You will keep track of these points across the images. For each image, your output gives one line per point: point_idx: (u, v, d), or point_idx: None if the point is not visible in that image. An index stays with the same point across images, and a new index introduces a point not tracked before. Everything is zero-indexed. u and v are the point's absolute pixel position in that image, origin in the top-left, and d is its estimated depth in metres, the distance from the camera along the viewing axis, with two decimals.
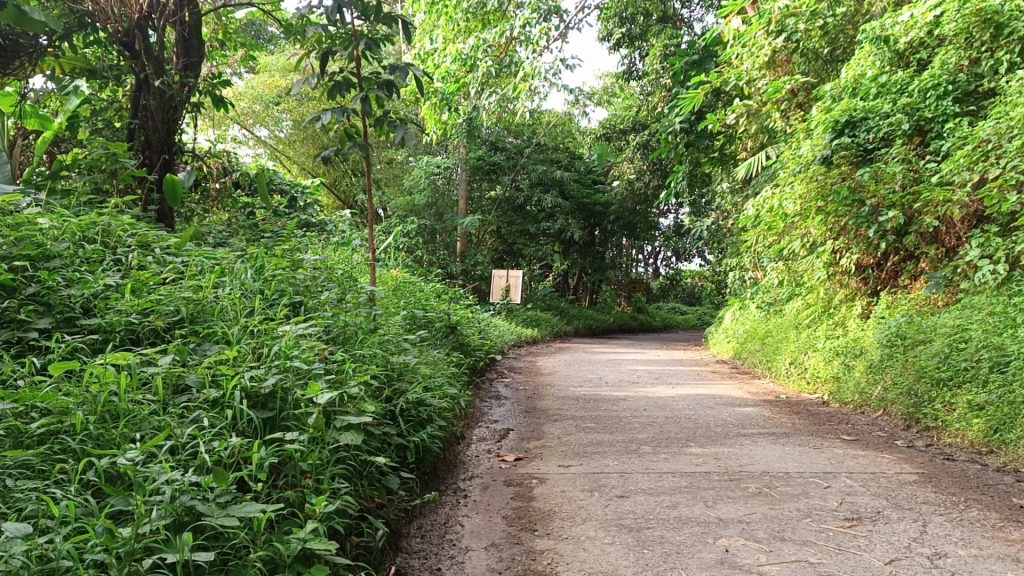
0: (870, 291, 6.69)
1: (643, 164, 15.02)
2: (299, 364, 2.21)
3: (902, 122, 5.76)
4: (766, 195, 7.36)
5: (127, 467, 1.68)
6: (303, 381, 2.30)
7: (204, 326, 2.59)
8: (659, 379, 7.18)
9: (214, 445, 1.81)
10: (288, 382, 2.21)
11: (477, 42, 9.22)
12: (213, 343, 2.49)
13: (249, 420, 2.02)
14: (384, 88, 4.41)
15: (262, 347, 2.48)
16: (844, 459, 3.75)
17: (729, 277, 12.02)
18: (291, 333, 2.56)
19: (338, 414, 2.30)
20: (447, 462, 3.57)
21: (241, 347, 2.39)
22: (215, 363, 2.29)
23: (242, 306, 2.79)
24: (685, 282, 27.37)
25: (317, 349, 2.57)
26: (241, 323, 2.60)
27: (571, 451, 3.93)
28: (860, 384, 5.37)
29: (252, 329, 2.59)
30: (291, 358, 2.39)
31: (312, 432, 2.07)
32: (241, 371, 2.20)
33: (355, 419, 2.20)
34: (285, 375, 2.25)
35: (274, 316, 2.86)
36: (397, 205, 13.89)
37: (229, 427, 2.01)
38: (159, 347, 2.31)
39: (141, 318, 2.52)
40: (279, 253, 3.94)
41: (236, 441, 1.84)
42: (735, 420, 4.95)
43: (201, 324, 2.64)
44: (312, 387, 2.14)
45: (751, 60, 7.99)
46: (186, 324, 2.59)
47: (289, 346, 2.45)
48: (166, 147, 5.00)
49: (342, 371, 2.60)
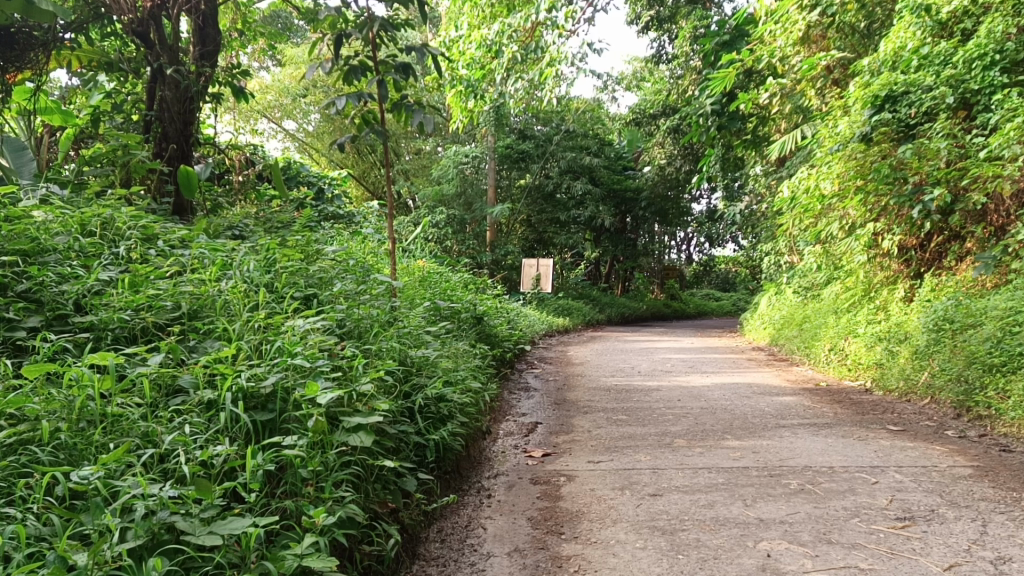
0: (913, 273, 6.42)
1: (673, 148, 14.74)
2: (303, 360, 2.08)
3: (946, 95, 5.48)
4: (801, 175, 7.10)
5: (94, 483, 1.55)
6: (306, 379, 2.16)
7: (206, 321, 2.47)
8: (694, 368, 6.96)
9: (199, 453, 1.68)
10: (290, 382, 2.08)
11: (501, 27, 9.01)
12: (213, 340, 2.37)
13: (242, 425, 1.89)
14: (400, 70, 4.23)
15: (265, 343, 2.34)
16: (892, 451, 3.53)
17: (764, 262, 11.73)
18: (297, 329, 2.41)
19: (345, 415, 2.15)
20: (470, 459, 3.42)
21: (242, 343, 2.25)
22: (212, 362, 2.16)
23: (248, 301, 2.67)
24: (719, 267, 26.99)
25: (326, 345, 2.43)
26: (244, 319, 2.47)
27: (601, 445, 3.76)
28: (905, 371, 5.12)
29: (256, 324, 2.45)
30: (294, 355, 2.24)
31: (313, 437, 1.92)
32: (239, 370, 2.07)
33: (362, 419, 2.06)
34: (286, 374, 2.11)
35: (281, 310, 2.73)
36: (426, 196, 13.74)
37: (223, 433, 1.88)
38: (150, 346, 2.19)
39: (135, 314, 2.40)
40: (297, 244, 3.82)
41: (221, 449, 1.72)
42: (774, 410, 4.73)
43: (202, 319, 2.52)
44: (312, 386, 1.98)
45: (784, 36, 7.70)
46: (185, 320, 2.46)
47: (294, 342, 2.30)
48: (183, 138, 4.87)
49: (352, 367, 2.46)
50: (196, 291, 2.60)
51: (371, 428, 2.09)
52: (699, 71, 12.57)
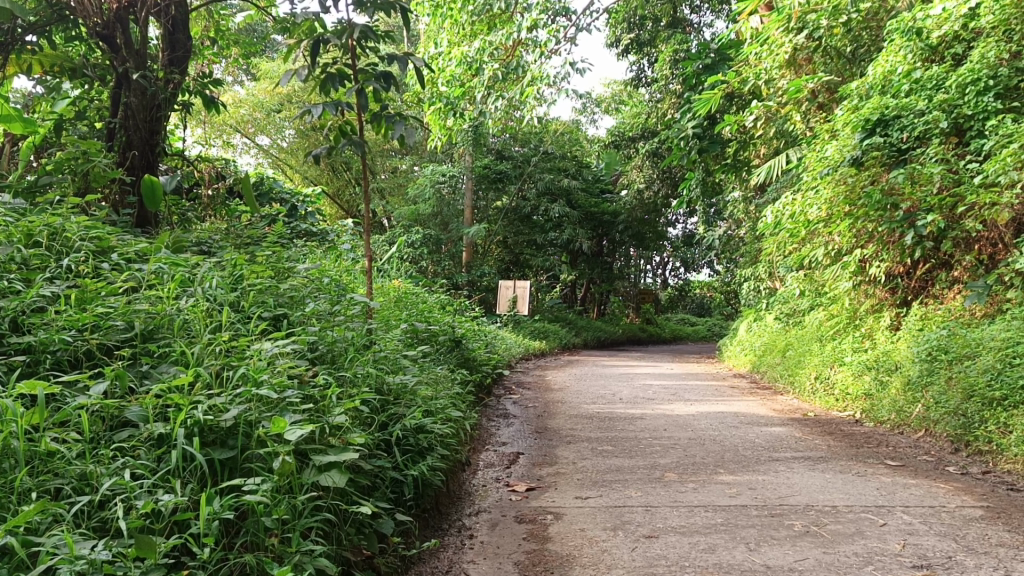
0: (899, 300, 6.32)
1: (652, 172, 14.61)
2: (271, 391, 1.87)
3: (940, 119, 5.36)
4: (785, 200, 6.99)
5: (14, 541, 1.36)
6: (273, 412, 1.94)
7: (161, 342, 2.23)
8: (677, 395, 6.77)
9: (140, 504, 1.49)
10: (253, 415, 1.86)
11: (482, 44, 8.90)
12: (169, 365, 2.13)
13: (196, 464, 1.68)
14: (381, 79, 4.01)
15: (228, 368, 2.11)
16: (896, 489, 3.34)
17: (743, 288, 11.63)
18: (263, 355, 2.18)
19: (316, 451, 1.93)
20: (450, 494, 3.19)
21: (200, 369, 2.02)
22: (166, 391, 1.93)
23: (211, 322, 2.43)
24: (695, 292, 26.98)
25: (296, 372, 2.20)
26: (205, 341, 2.23)
27: (588, 479, 3.55)
28: (896, 402, 4.98)
29: (219, 346, 2.22)
30: (260, 383, 2.01)
31: (278, 479, 1.70)
32: (195, 400, 1.85)
33: (337, 459, 1.84)
34: (250, 406, 1.89)
35: (246, 331, 2.50)
36: (403, 215, 13.53)
37: (174, 473, 1.67)
38: (93, 372, 1.95)
39: (78, 335, 2.16)
40: (269, 262, 3.59)
41: (167, 498, 1.52)
42: (764, 442, 4.55)
43: (158, 340, 2.28)
44: (278, 421, 1.76)
45: (770, 59, 7.60)
46: (138, 342, 2.22)
47: (259, 368, 2.07)
48: (149, 147, 4.62)
49: (324, 397, 2.23)
50: (152, 309, 2.35)
51: (345, 468, 1.87)
52: (679, 95, 12.53)
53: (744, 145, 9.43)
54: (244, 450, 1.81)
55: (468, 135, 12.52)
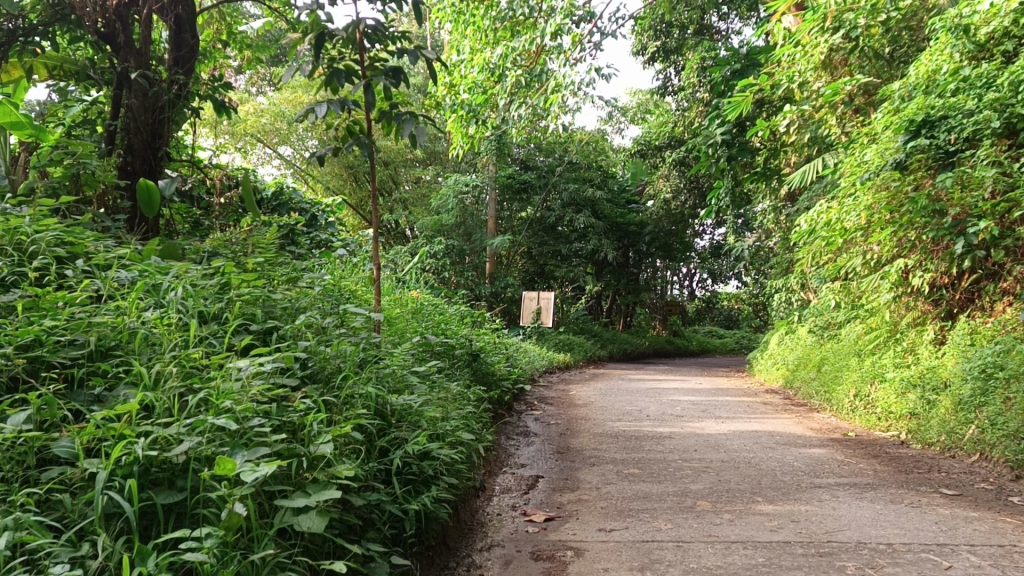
0: (944, 313, 5.97)
1: (680, 181, 14.31)
2: (228, 422, 1.71)
3: (992, 119, 4.97)
4: (820, 207, 6.65)
5: None
6: (233, 446, 1.75)
7: (114, 361, 2.02)
8: (707, 412, 6.43)
9: None
10: (206, 450, 1.68)
11: (505, 50, 8.68)
12: (121, 388, 1.91)
13: (125, 514, 1.49)
14: (391, 75, 3.73)
15: (188, 393, 1.91)
16: (957, 524, 2.99)
17: (775, 299, 11.24)
18: (234, 379, 1.96)
19: (285, 495, 1.74)
20: (460, 527, 2.91)
21: (153, 395, 1.83)
22: (107, 420, 1.73)
23: (175, 339, 2.21)
24: (722, 305, 26.46)
25: (270, 393, 1.99)
26: (165, 361, 2.02)
27: (613, 508, 3.24)
28: (947, 423, 4.64)
29: (181, 369, 2.00)
30: (221, 411, 1.83)
31: (226, 532, 1.51)
32: (139, 434, 1.68)
33: (307, 503, 1.64)
34: (204, 439, 1.72)
35: (216, 352, 2.26)
36: (425, 225, 13.24)
37: (96, 526, 1.48)
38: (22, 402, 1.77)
39: (18, 352, 1.94)
40: (268, 270, 3.36)
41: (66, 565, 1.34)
42: (804, 466, 4.22)
43: (112, 360, 2.06)
44: (225, 463, 1.57)
45: (804, 61, 7.24)
46: (88, 362, 2.01)
47: (229, 392, 1.88)
48: (153, 152, 4.40)
49: (305, 424, 2.01)
50: (110, 321, 2.15)
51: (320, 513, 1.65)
52: (707, 103, 12.21)
53: (774, 152, 9.08)
54: (194, 491, 1.65)
55: (489, 146, 12.30)
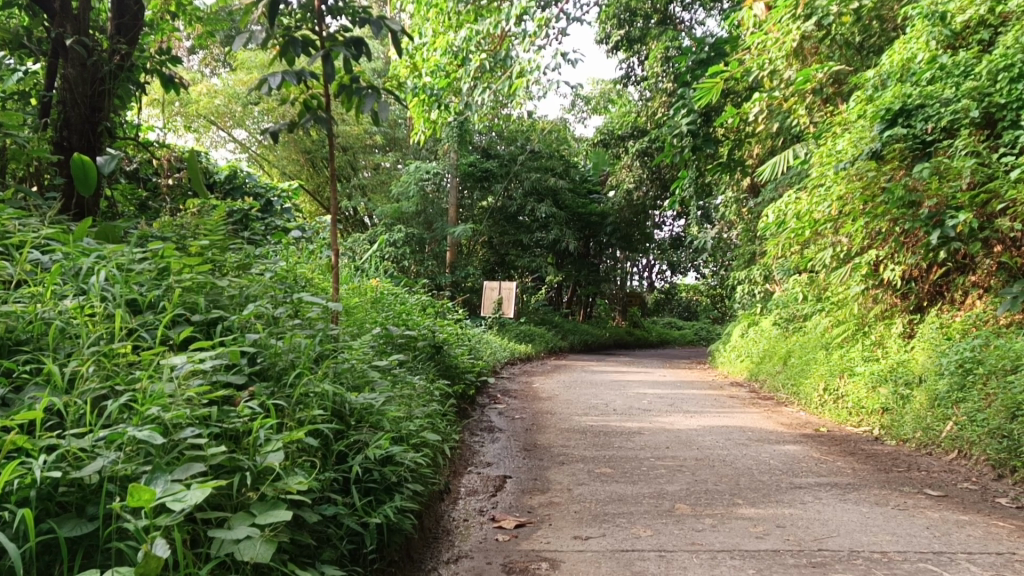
0: (913, 306, 5.88)
1: (642, 172, 14.17)
2: (153, 436, 1.48)
3: (970, 108, 4.86)
4: (789, 198, 6.51)
5: None
6: (160, 463, 1.53)
7: (21, 359, 1.77)
8: (675, 406, 6.27)
9: None
10: (122, 469, 1.46)
11: (468, 32, 8.32)
12: (29, 390, 1.67)
13: (15, 552, 1.27)
14: (351, 46, 3.45)
15: (108, 398, 1.68)
16: (950, 530, 2.85)
17: (738, 291, 11.14)
18: (165, 379, 1.72)
19: (220, 522, 1.51)
20: (423, 537, 2.68)
21: (66, 401, 1.60)
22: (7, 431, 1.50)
23: (99, 332, 1.95)
24: (681, 296, 26.46)
25: (208, 396, 1.76)
26: (84, 359, 1.77)
27: (587, 512, 3.04)
28: (922, 419, 4.54)
29: (104, 370, 1.77)
30: (146, 418, 1.60)
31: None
32: (41, 449, 1.45)
33: (248, 536, 1.42)
34: (123, 454, 1.49)
35: (148, 346, 2.01)
36: (384, 213, 12.87)
37: None
38: None
39: None
40: (213, 255, 3.07)
41: None
42: (780, 463, 4.06)
43: (21, 357, 1.81)
44: (142, 493, 1.34)
45: (776, 48, 7.02)
46: None
47: (157, 397, 1.65)
48: (94, 126, 4.06)
49: (251, 432, 1.78)
50: (19, 312, 1.90)
51: (264, 545, 1.43)
52: (670, 93, 12.05)
53: (739, 143, 8.95)
54: (107, 518, 1.43)
55: (450, 134, 12.00)
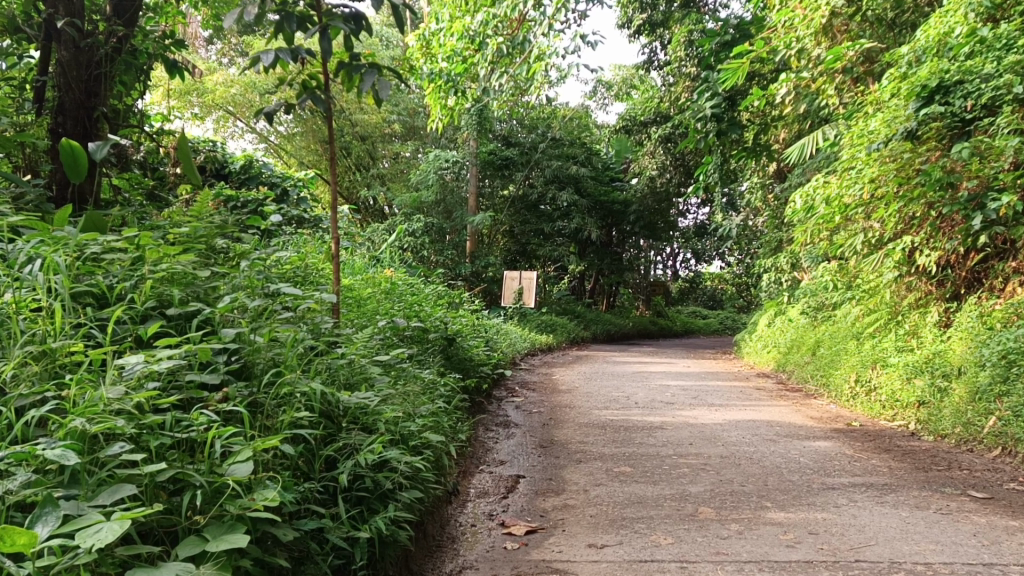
0: (949, 294, 5.61)
1: (665, 158, 13.89)
2: (65, 456, 1.34)
3: (1014, 83, 4.57)
4: (818, 181, 6.24)
5: None
6: (85, 489, 1.39)
7: None
8: (698, 399, 6.04)
9: None
10: (25, 496, 1.30)
11: (485, 16, 7.85)
12: None
13: None
14: (350, 20, 3.26)
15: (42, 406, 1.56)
16: (999, 538, 2.61)
17: (765, 280, 10.82)
18: (108, 384, 1.61)
19: (146, 555, 1.35)
20: (425, 545, 2.50)
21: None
22: None
23: (44, 328, 1.83)
24: (706, 284, 26.01)
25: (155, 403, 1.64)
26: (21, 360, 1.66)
27: (604, 518, 2.83)
28: (962, 413, 4.29)
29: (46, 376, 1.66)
30: (75, 432, 1.47)
31: None
32: None
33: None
34: (35, 479, 1.35)
35: (104, 343, 1.90)
36: (403, 202, 12.69)
37: None
38: None
39: None
40: (202, 244, 2.90)
41: None
42: (811, 461, 3.84)
43: None
44: (17, 537, 1.15)
45: (804, 25, 6.69)
46: None
47: (89, 406, 1.52)
48: (89, 111, 3.87)
49: (206, 443, 1.66)
50: None
51: None
52: (694, 77, 11.75)
53: (765, 127, 8.64)
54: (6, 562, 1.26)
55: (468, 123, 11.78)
